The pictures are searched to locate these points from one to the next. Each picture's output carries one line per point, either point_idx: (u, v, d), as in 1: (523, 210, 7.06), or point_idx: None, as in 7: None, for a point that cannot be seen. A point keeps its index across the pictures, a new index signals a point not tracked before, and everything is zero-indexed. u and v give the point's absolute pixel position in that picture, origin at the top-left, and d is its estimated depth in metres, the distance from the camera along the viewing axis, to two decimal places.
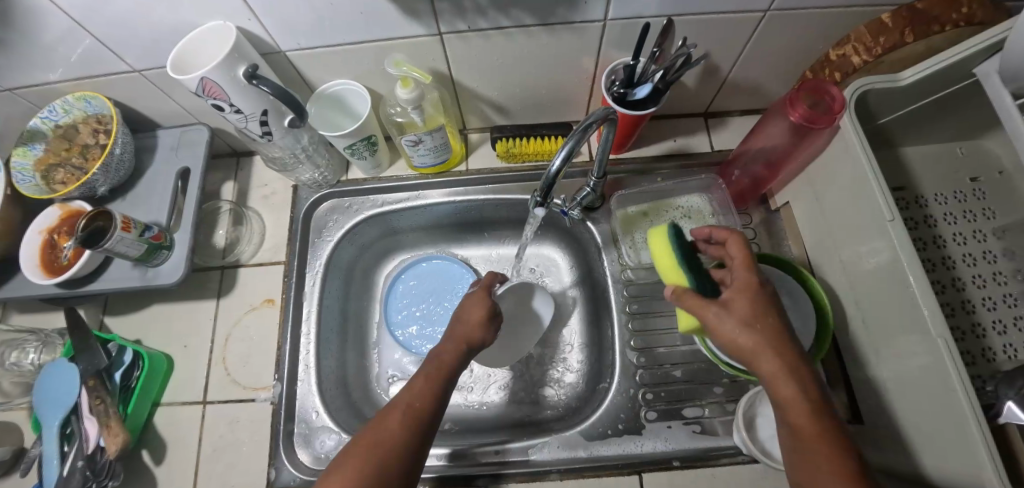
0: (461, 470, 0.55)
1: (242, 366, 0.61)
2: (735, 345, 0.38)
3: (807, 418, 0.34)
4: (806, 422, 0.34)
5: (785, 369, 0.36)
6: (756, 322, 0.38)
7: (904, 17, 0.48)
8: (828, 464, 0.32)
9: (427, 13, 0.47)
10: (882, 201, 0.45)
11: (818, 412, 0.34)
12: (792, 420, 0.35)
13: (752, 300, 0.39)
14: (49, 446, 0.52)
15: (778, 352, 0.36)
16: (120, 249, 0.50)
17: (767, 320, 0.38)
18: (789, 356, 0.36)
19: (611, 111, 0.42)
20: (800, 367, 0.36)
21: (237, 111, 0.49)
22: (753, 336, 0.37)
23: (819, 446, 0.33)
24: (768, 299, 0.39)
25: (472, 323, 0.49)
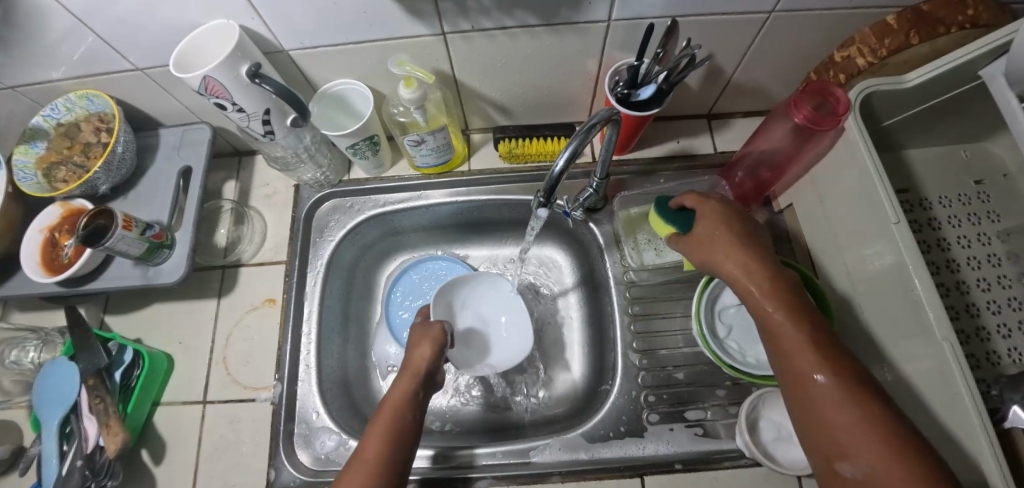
0: (446, 473, 0.54)
1: (242, 366, 0.61)
2: (712, 263, 0.46)
3: (778, 310, 0.40)
4: (776, 312, 0.40)
5: (750, 274, 0.43)
6: (721, 239, 0.45)
7: (909, 19, 0.47)
8: (800, 342, 0.38)
9: (430, 13, 0.46)
10: (887, 203, 0.44)
11: (770, 290, 0.41)
12: (763, 315, 0.41)
13: (719, 222, 0.46)
14: (48, 444, 0.52)
15: (741, 258, 0.44)
16: (121, 248, 0.50)
17: (732, 233, 0.45)
18: (754, 262, 0.43)
19: (614, 111, 0.42)
20: (766, 269, 0.43)
21: (239, 109, 0.48)
22: (723, 250, 0.45)
23: (790, 331, 0.38)
24: (737, 219, 0.47)
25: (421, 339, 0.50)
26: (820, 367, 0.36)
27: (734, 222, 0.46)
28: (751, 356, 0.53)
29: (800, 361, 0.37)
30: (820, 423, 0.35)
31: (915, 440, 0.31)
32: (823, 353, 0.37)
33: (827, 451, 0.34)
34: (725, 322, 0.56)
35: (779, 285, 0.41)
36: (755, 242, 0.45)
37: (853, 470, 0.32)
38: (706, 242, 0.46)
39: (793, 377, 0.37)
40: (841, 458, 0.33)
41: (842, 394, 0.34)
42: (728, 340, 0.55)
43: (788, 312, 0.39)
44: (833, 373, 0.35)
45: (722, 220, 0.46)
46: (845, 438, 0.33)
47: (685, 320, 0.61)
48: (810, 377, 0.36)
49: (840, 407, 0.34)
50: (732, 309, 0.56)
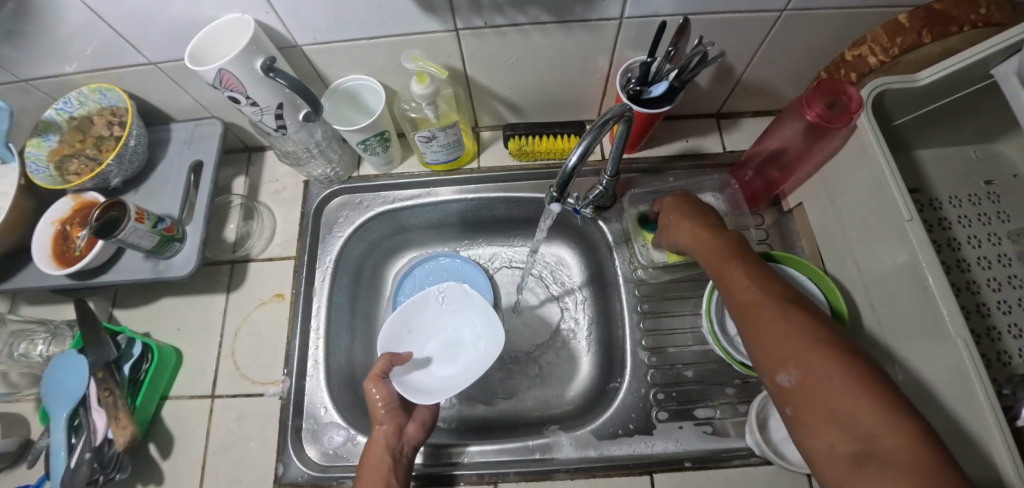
0: (447, 468, 0.54)
1: (250, 361, 0.61)
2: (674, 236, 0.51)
3: (727, 257, 0.44)
4: (726, 260, 0.44)
5: (705, 235, 0.47)
6: (681, 216, 0.51)
7: (922, 18, 0.47)
8: (748, 281, 0.41)
9: (444, 9, 0.47)
10: (899, 200, 0.44)
11: (719, 240, 0.46)
12: (714, 265, 0.45)
13: (679, 204, 0.52)
14: (56, 437, 0.52)
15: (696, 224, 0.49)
16: (133, 240, 0.50)
17: (691, 209, 0.51)
18: (708, 226, 0.48)
19: (627, 108, 0.42)
20: (718, 230, 0.47)
21: (253, 103, 0.49)
22: (680, 221, 0.50)
23: (739, 272, 0.42)
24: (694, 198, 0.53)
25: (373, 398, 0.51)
26: (763, 296, 0.39)
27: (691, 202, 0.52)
28: None
29: (745, 294, 0.40)
30: (764, 341, 0.37)
31: (846, 346, 0.34)
32: (767, 286, 0.40)
33: (771, 366, 0.36)
34: None
35: (730, 241, 0.46)
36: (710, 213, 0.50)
37: (791, 375, 0.34)
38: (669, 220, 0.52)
39: (742, 310, 0.40)
40: (781, 367, 0.35)
41: (781, 313, 0.37)
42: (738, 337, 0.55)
43: (736, 258, 0.43)
44: (773, 300, 0.38)
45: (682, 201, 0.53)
46: (785, 348, 0.35)
47: (694, 318, 0.61)
48: (754, 306, 0.39)
49: (779, 324, 0.36)
50: None
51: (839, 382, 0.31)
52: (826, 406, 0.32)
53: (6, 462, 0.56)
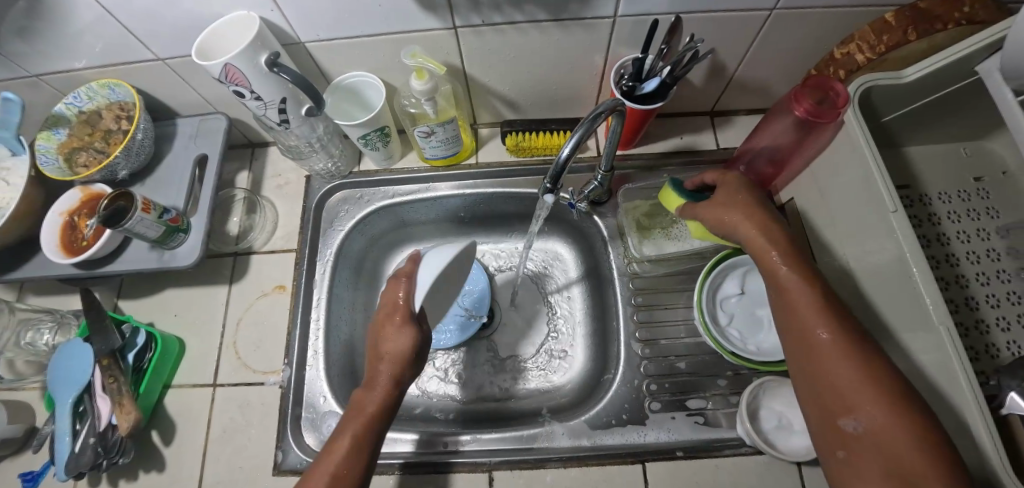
0: (440, 456, 0.55)
1: (252, 350, 0.62)
2: (722, 226, 0.48)
3: (795, 275, 0.42)
4: (791, 278, 0.42)
5: (768, 239, 0.44)
6: (737, 206, 0.47)
7: (907, 17, 0.49)
8: (814, 307, 0.40)
9: (443, 7, 0.48)
10: (884, 192, 0.46)
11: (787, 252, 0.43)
12: (778, 278, 0.43)
13: (733, 190, 0.49)
14: (61, 422, 0.53)
15: (756, 225, 0.45)
16: (139, 230, 0.52)
17: (749, 202, 0.47)
18: (774, 228, 0.45)
19: (618, 102, 0.44)
20: (783, 235, 0.44)
21: (257, 98, 0.50)
22: (736, 213, 0.47)
23: (806, 296, 0.41)
24: (751, 187, 0.49)
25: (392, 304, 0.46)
26: (830, 330, 0.38)
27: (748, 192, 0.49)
28: (752, 344, 0.54)
29: (813, 323, 0.39)
30: (828, 380, 0.38)
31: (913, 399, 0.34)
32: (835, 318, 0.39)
33: (831, 403, 0.37)
34: (726, 310, 0.56)
35: (795, 252, 0.43)
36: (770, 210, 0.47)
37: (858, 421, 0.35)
38: (719, 205, 0.49)
39: (803, 337, 0.40)
40: (847, 411, 0.36)
41: (855, 354, 0.37)
42: (729, 327, 0.55)
43: (804, 277, 0.41)
44: (845, 334, 0.38)
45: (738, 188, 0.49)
46: (852, 394, 0.36)
47: (687, 311, 0.62)
48: (821, 339, 0.38)
49: (847, 365, 0.37)
50: (734, 299, 0.57)
51: (907, 442, 0.33)
52: (886, 457, 0.33)
53: (12, 449, 0.58)
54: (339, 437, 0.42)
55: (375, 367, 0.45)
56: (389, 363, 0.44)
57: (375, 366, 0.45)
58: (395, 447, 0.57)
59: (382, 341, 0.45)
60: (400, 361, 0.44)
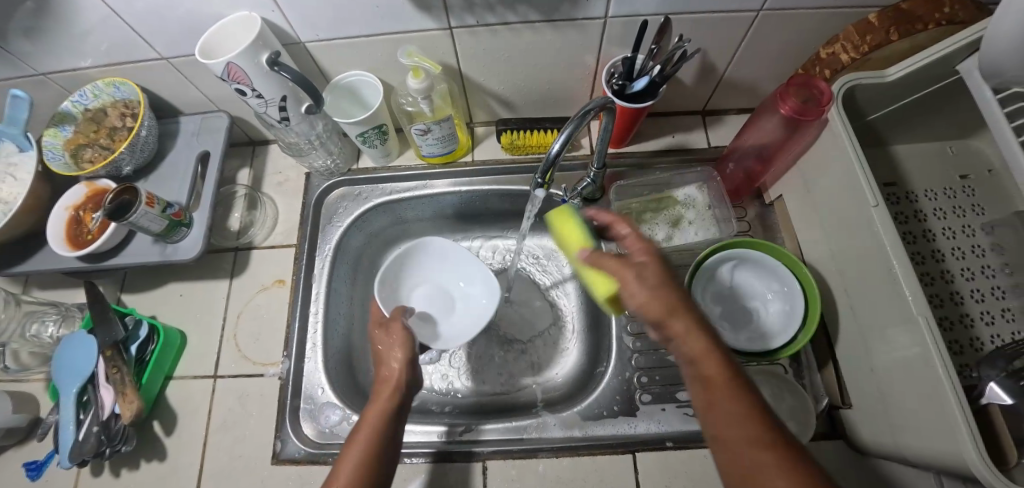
0: (455, 446, 0.57)
1: (252, 343, 0.63)
2: (630, 294, 0.38)
3: (723, 374, 0.31)
4: (717, 377, 0.31)
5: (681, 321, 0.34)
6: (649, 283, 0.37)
7: (891, 18, 0.50)
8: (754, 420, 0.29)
9: (438, 8, 0.50)
10: (866, 187, 0.47)
11: (725, 362, 0.32)
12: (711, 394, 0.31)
13: (644, 251, 0.40)
14: (65, 412, 0.55)
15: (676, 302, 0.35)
16: (143, 223, 0.53)
17: (666, 281, 0.37)
18: (690, 310, 0.35)
19: (606, 101, 0.45)
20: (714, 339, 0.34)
21: (258, 96, 0.52)
22: (642, 282, 0.37)
23: (741, 400, 0.30)
24: (665, 261, 0.39)
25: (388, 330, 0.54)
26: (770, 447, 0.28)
27: (656, 252, 0.40)
28: (739, 337, 0.55)
29: (744, 439, 0.28)
30: None
31: None
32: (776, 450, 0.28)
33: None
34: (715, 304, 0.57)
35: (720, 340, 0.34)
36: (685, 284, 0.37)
37: None
38: (625, 269, 0.39)
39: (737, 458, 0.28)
40: None
41: None
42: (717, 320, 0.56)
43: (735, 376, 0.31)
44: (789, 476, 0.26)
45: (647, 251, 0.40)
46: None
47: None
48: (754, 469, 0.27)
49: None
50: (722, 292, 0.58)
51: None
52: None
53: (17, 438, 0.59)
54: (356, 435, 0.42)
55: (385, 367, 0.50)
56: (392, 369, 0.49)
57: (383, 367, 0.50)
58: (428, 437, 0.58)
59: (386, 345, 0.52)
60: (409, 358, 0.50)
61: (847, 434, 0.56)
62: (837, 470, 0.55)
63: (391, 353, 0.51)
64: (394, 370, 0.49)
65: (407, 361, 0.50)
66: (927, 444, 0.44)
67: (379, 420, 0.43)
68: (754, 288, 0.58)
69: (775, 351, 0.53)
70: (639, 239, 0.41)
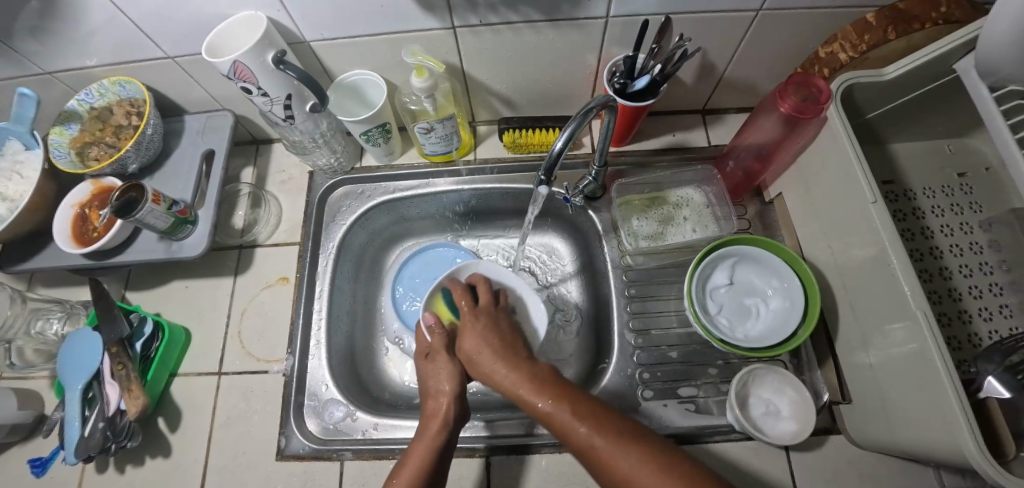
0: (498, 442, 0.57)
1: (256, 340, 0.64)
2: (485, 370, 0.52)
3: (551, 405, 0.45)
4: (550, 407, 0.44)
5: (520, 374, 0.49)
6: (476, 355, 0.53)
7: (888, 17, 0.51)
8: (579, 422, 0.42)
9: (442, 7, 0.50)
10: (865, 184, 0.48)
11: (537, 380, 0.47)
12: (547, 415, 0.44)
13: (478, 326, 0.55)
14: (71, 408, 0.55)
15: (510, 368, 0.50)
16: (150, 220, 0.53)
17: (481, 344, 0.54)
18: (519, 369, 0.49)
19: (607, 100, 0.46)
20: (522, 366, 0.50)
21: (264, 94, 0.52)
22: (489, 357, 0.52)
23: (568, 416, 0.43)
24: (476, 325, 0.56)
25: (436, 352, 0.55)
26: (594, 430, 0.41)
27: (488, 323, 0.56)
28: (740, 332, 0.56)
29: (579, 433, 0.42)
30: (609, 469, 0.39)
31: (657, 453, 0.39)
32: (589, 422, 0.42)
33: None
34: (715, 300, 0.58)
35: (541, 378, 0.48)
36: (510, 345, 0.53)
37: None
38: (478, 357, 0.53)
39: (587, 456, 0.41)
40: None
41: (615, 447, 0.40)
42: (719, 316, 0.57)
43: (559, 402, 0.44)
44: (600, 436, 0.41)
45: (482, 334, 0.54)
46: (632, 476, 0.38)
47: (678, 302, 0.64)
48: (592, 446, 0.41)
49: (625, 456, 0.39)
50: (723, 289, 0.58)
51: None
52: None
53: (23, 434, 0.59)
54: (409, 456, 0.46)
55: (434, 401, 0.51)
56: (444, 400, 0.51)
57: (432, 401, 0.52)
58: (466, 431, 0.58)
59: (433, 376, 0.54)
60: (458, 391, 0.52)
61: (846, 429, 0.56)
62: (837, 465, 0.55)
63: (438, 386, 0.53)
64: (442, 405, 0.50)
65: (454, 395, 0.51)
66: (924, 437, 0.45)
67: (430, 452, 0.46)
68: (754, 284, 0.58)
69: (775, 346, 0.53)
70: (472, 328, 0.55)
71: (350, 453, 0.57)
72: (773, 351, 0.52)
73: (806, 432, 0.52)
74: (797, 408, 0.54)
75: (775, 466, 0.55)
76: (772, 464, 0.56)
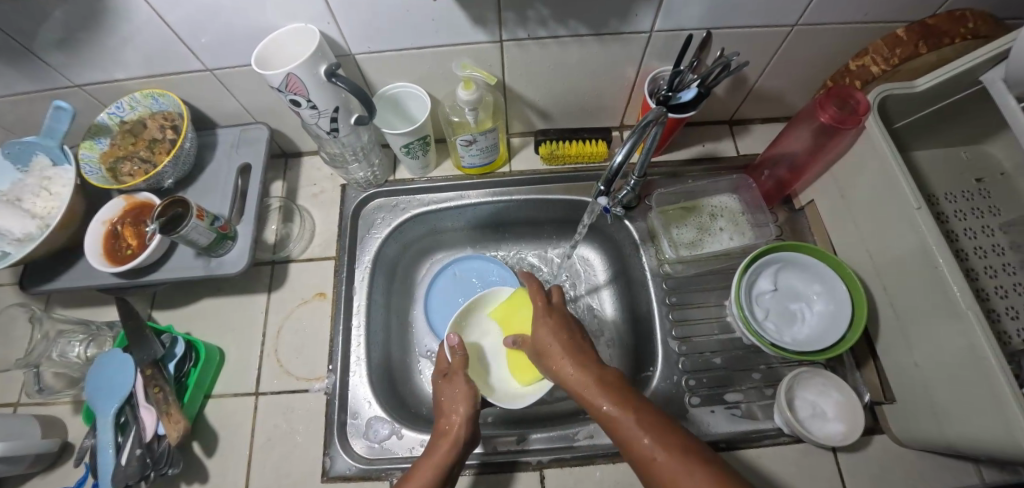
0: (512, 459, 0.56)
1: (294, 358, 0.62)
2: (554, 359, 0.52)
3: (617, 406, 0.44)
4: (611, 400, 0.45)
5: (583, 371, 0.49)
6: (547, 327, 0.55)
7: (918, 32, 0.54)
8: (642, 432, 0.41)
9: (493, 20, 0.51)
10: (908, 190, 0.50)
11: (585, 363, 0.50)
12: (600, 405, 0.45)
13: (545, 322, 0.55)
14: (103, 435, 0.52)
15: (580, 367, 0.49)
16: (193, 237, 0.52)
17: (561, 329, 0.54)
18: (588, 367, 0.49)
19: (665, 111, 0.45)
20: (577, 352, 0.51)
21: (313, 107, 0.51)
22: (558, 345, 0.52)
23: (631, 421, 0.42)
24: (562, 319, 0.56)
25: (460, 377, 0.54)
26: (657, 441, 0.40)
27: (556, 325, 0.55)
28: (787, 336, 0.58)
29: (637, 429, 0.42)
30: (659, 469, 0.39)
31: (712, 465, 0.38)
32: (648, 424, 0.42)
33: None
34: (762, 306, 0.59)
35: (609, 380, 0.47)
36: (578, 344, 0.52)
37: None
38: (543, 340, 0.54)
39: (648, 468, 0.40)
40: None
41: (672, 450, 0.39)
42: (765, 321, 0.58)
43: (625, 405, 0.44)
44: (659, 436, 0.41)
45: (554, 337, 0.53)
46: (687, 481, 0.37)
47: (718, 308, 0.65)
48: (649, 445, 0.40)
49: (684, 470, 0.38)
50: (768, 295, 0.60)
51: None
52: None
53: (47, 463, 0.56)
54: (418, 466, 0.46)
55: (446, 419, 0.50)
56: (459, 417, 0.49)
57: (445, 418, 0.50)
58: None
59: (449, 395, 0.53)
60: (471, 413, 0.50)
61: (889, 428, 0.57)
62: (884, 466, 0.56)
63: (453, 406, 0.51)
64: (455, 424, 0.49)
65: (468, 417, 0.50)
66: (976, 433, 0.46)
67: (441, 466, 0.45)
68: (797, 290, 0.60)
69: (823, 351, 0.55)
70: (547, 326, 0.55)
71: (399, 471, 0.55)
72: (822, 355, 0.54)
73: (855, 433, 0.53)
74: (843, 408, 0.55)
75: (825, 468, 0.56)
76: (821, 466, 0.56)
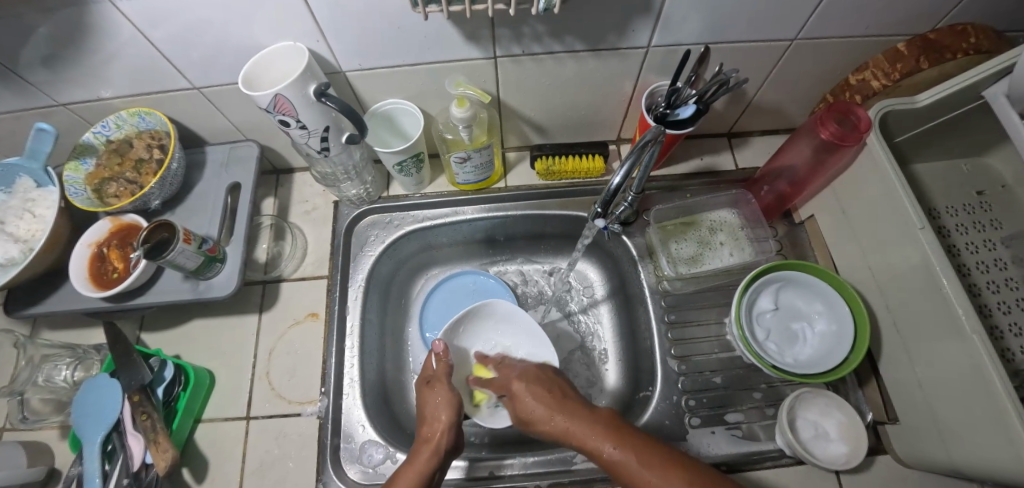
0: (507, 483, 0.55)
1: (286, 380, 0.61)
2: (540, 418, 0.49)
3: (617, 451, 0.43)
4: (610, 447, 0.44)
5: (575, 422, 0.47)
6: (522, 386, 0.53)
7: (919, 47, 0.53)
8: (649, 471, 0.41)
9: (487, 37, 0.50)
10: (912, 210, 0.48)
11: (571, 409, 0.49)
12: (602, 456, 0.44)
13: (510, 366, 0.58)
14: (89, 464, 0.50)
15: (573, 416, 0.48)
16: (180, 261, 0.51)
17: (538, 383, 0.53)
18: (578, 415, 0.48)
19: (664, 130, 0.43)
20: (563, 405, 0.49)
21: (302, 127, 0.50)
22: (542, 402, 0.50)
23: (642, 465, 0.42)
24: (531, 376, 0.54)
25: (438, 384, 0.53)
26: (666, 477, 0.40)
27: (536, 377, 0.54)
28: (789, 357, 0.57)
29: (644, 472, 0.41)
30: None
31: None
32: (654, 462, 0.42)
33: None
34: (762, 326, 0.58)
35: (603, 424, 0.46)
36: (560, 394, 0.51)
37: None
38: (526, 402, 0.51)
39: None
40: None
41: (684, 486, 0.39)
42: (766, 342, 0.57)
43: (623, 447, 0.43)
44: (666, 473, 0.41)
45: (535, 388, 0.52)
46: None
47: (717, 326, 0.64)
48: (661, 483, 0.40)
49: None
50: (769, 314, 0.59)
51: None
52: None
53: None
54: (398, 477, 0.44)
55: (429, 426, 0.49)
56: (443, 426, 0.48)
57: (427, 424, 0.49)
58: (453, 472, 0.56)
59: (431, 402, 0.51)
60: (455, 420, 0.49)
61: (893, 449, 0.56)
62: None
63: (434, 413, 0.50)
64: (438, 431, 0.48)
65: (451, 424, 0.49)
66: (983, 460, 0.44)
67: (419, 477, 0.44)
68: (799, 308, 0.59)
69: (825, 373, 0.54)
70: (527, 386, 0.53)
71: None
72: (824, 378, 0.53)
73: (858, 456, 0.52)
74: (845, 430, 0.54)
75: None
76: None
